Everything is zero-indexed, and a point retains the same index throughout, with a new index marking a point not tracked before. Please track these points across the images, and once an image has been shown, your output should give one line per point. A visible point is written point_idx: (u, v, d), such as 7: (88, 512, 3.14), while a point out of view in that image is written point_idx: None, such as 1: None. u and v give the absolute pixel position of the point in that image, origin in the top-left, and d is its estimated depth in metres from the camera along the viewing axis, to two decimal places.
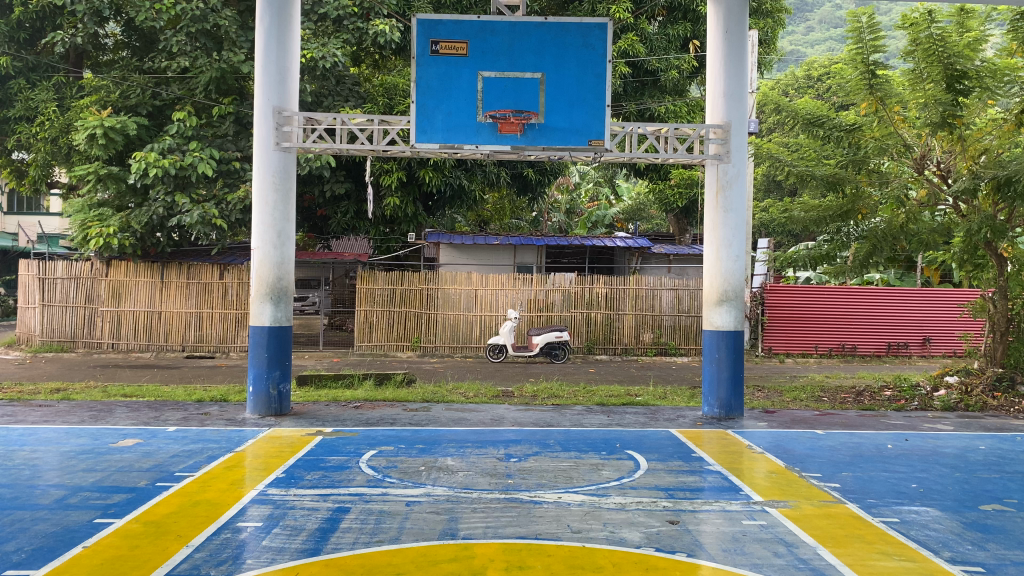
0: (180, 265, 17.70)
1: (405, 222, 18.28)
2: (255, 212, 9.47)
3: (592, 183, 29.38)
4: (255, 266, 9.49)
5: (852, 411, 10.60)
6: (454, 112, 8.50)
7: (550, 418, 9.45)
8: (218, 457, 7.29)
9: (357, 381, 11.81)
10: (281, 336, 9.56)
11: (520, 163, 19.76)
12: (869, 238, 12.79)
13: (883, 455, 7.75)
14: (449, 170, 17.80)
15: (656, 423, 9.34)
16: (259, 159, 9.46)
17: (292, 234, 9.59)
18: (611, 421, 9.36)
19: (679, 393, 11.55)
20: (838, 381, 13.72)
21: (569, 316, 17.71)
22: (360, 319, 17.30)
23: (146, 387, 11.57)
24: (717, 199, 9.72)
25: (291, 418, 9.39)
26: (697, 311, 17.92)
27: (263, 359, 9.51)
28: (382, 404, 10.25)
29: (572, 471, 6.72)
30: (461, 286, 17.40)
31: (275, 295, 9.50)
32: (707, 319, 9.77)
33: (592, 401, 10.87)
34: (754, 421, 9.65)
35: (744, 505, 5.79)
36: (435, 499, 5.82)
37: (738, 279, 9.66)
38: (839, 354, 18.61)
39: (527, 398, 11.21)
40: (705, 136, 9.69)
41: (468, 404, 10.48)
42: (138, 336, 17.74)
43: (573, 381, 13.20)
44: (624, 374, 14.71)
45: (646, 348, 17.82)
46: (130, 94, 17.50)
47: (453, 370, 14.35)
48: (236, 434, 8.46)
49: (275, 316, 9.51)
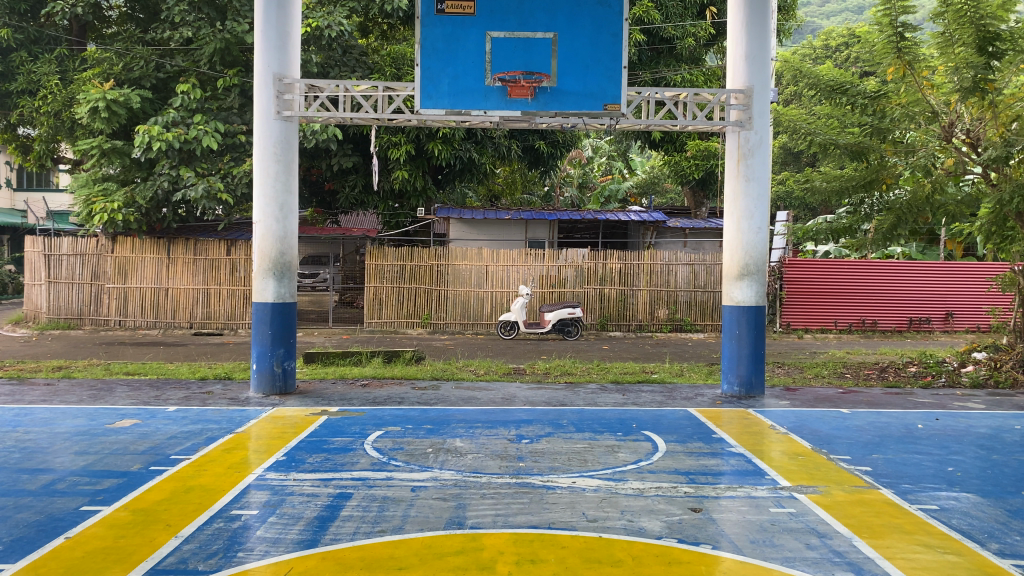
0: (186, 242, 17.40)
1: (414, 197, 17.90)
2: (256, 184, 9.12)
3: (605, 157, 28.94)
4: (258, 240, 9.14)
5: (877, 388, 10.20)
6: (461, 76, 8.08)
7: (564, 397, 9.12)
8: (217, 439, 6.99)
9: (365, 358, 11.50)
10: (284, 312, 9.24)
11: (533, 135, 19.25)
12: (895, 210, 12.55)
13: (913, 435, 7.37)
14: (458, 143, 17.35)
15: (673, 402, 8.98)
16: (259, 129, 9.10)
17: (294, 207, 9.24)
18: (626, 400, 9.02)
19: (696, 370, 11.19)
20: (861, 358, 13.30)
21: (583, 292, 17.34)
22: (370, 295, 17.02)
23: (150, 365, 11.30)
24: (738, 168, 9.28)
25: (295, 397, 9.09)
26: (713, 287, 17.50)
27: (266, 336, 9.21)
28: (390, 383, 9.93)
29: (587, 453, 6.38)
30: (472, 262, 17.05)
31: (278, 270, 9.16)
32: (728, 294, 9.38)
33: (607, 378, 10.53)
34: (776, 400, 9.28)
35: (771, 491, 5.45)
36: (442, 484, 5.49)
37: (762, 253, 9.24)
38: (858, 330, 18.16)
39: (539, 376, 10.88)
40: (726, 102, 9.25)
41: (478, 382, 10.15)
42: (145, 314, 17.51)
43: (586, 358, 12.86)
44: (638, 351, 14.34)
45: (661, 324, 17.44)
46: (133, 66, 17.17)
47: (464, 347, 14.01)
48: (238, 414, 8.17)
49: (277, 291, 9.18)
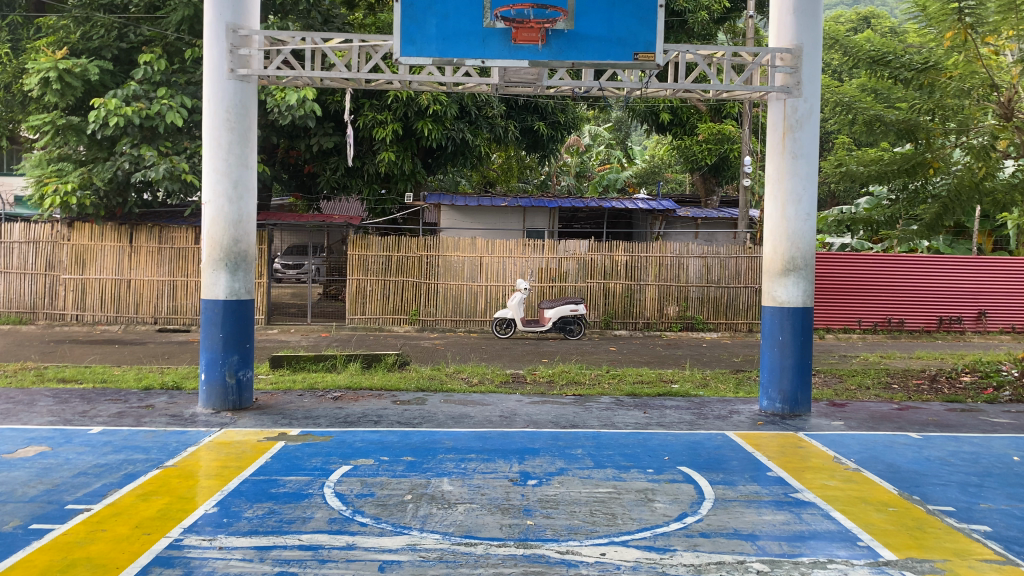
0: (151, 228, 15.83)
1: (402, 180, 16.43)
2: (205, 156, 7.59)
3: (603, 145, 27.40)
4: (207, 224, 7.62)
5: (936, 404, 8.70)
6: (452, 16, 6.60)
7: (573, 415, 7.60)
8: (138, 477, 5.46)
9: (341, 363, 9.95)
10: (239, 312, 7.70)
11: (531, 115, 17.77)
12: (941, 198, 11.20)
13: (1016, 474, 5.86)
14: (450, 122, 15.83)
15: (705, 423, 7.46)
16: (209, 91, 7.57)
17: (251, 185, 7.71)
18: (649, 419, 7.50)
19: (723, 381, 9.69)
20: (898, 364, 11.85)
21: (585, 287, 15.84)
22: (352, 289, 15.49)
23: (90, 370, 9.75)
24: (783, 143, 7.78)
25: (251, 414, 7.55)
26: (727, 282, 16.03)
27: (217, 341, 7.65)
28: (367, 395, 8.38)
29: (614, 504, 4.88)
30: (465, 254, 15.53)
31: (232, 260, 7.62)
32: (769, 292, 7.91)
33: (621, 390, 9.02)
34: (826, 418, 7.79)
35: (875, 570, 3.96)
36: (422, 559, 3.98)
37: (810, 243, 7.76)
38: (884, 330, 16.72)
39: (541, 385, 9.36)
40: (771, 63, 7.72)
41: (471, 394, 8.61)
42: (105, 307, 15.92)
43: (592, 363, 11.35)
44: (650, 354, 12.86)
45: (670, 323, 15.98)
46: (92, 35, 15.53)
47: (455, 349, 12.50)
48: (176, 438, 6.63)
49: (230, 287, 7.63)
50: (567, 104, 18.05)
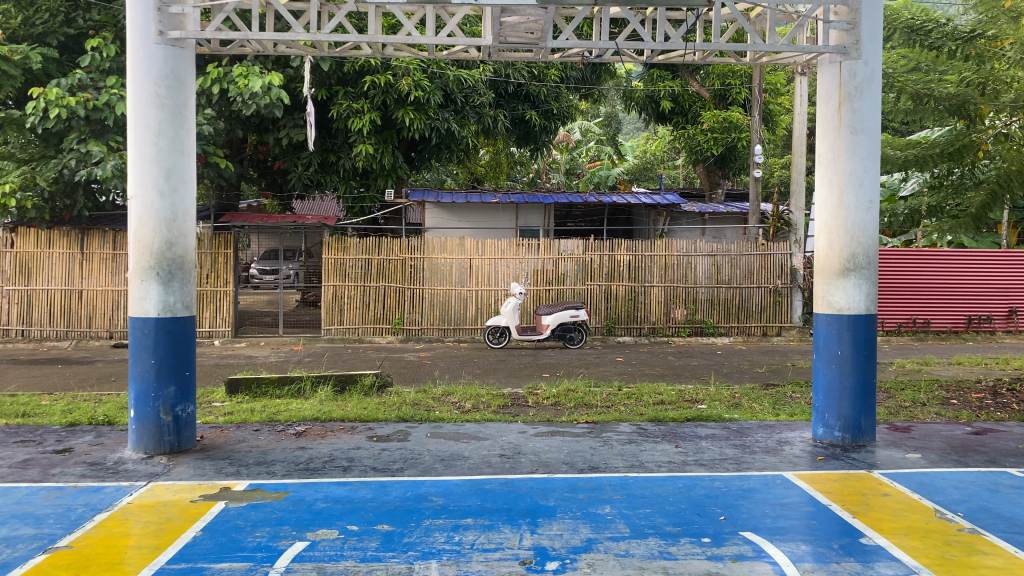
0: (104, 233, 14.28)
1: (382, 176, 15.07)
2: (130, 141, 6.14)
3: (594, 142, 26.02)
4: (133, 223, 6.17)
5: (1016, 426, 7.32)
6: None
7: (592, 452, 6.17)
8: (12, 569, 3.97)
9: (310, 387, 8.48)
10: (176, 332, 6.22)
11: (522, 104, 16.31)
12: (988, 184, 9.73)
13: None
14: (434, 111, 14.39)
15: (754, 459, 6.05)
16: (134, 58, 6.12)
17: (188, 175, 6.26)
18: (685, 457, 6.08)
19: (757, 400, 8.31)
20: (941, 372, 10.51)
21: (585, 290, 14.45)
22: (329, 297, 14.02)
23: (12, 401, 8.24)
24: (838, 116, 6.41)
25: (191, 459, 6.07)
26: (739, 282, 14.66)
27: (148, 369, 6.16)
28: (339, 430, 6.93)
29: None
30: (452, 256, 14.11)
31: (165, 269, 6.16)
32: (823, 296, 6.53)
33: (641, 414, 7.63)
34: (897, 449, 6.39)
35: None
36: None
37: (872, 236, 6.40)
38: (908, 331, 15.41)
39: (546, 410, 7.92)
40: (822, 18, 6.37)
41: (464, 425, 7.18)
42: (54, 321, 14.35)
43: (601, 379, 9.92)
44: (663, 365, 11.48)
45: (679, 328, 14.61)
46: (36, 20, 13.93)
47: (444, 364, 11.07)
48: (87, 497, 5.14)
49: (163, 300, 6.17)
50: (560, 92, 16.61)
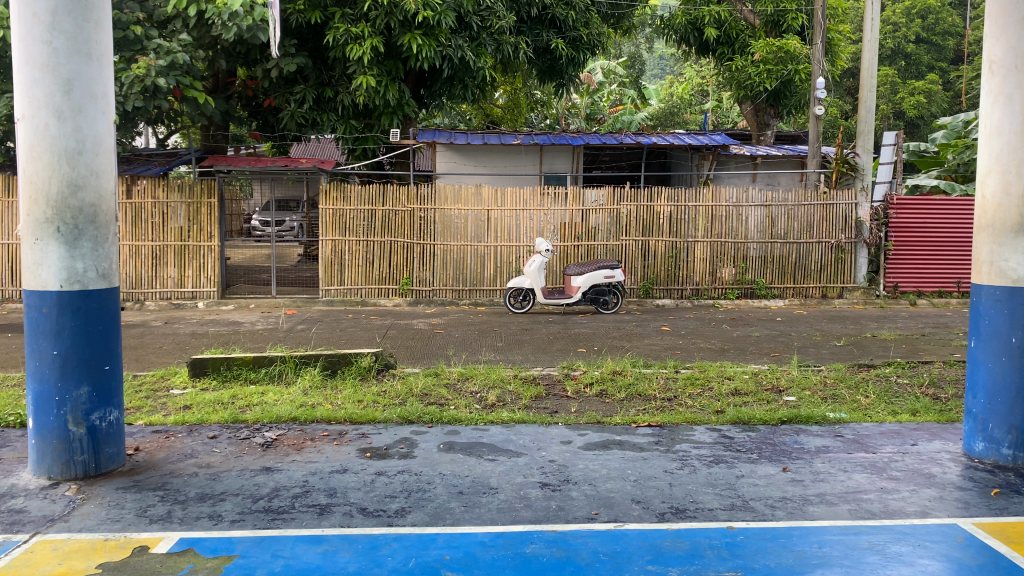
0: None
1: (386, 113, 13.08)
2: (14, 38, 4.30)
3: (616, 84, 23.83)
4: (23, 157, 4.37)
5: None
6: None
7: (670, 481, 4.38)
8: None
9: (292, 371, 6.73)
10: (88, 311, 4.46)
11: (546, 30, 14.25)
12: None
13: None
14: (445, 37, 12.40)
15: (904, 496, 4.25)
16: None
17: (100, 89, 4.42)
18: (804, 491, 4.29)
19: (860, 392, 6.50)
20: None
21: (618, 246, 12.58)
22: (327, 253, 12.24)
23: None
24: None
25: (108, 489, 4.34)
26: (797, 236, 12.74)
27: (49, 363, 4.41)
28: (324, 439, 5.18)
29: None
30: (467, 207, 12.28)
31: (69, 223, 4.38)
32: (990, 261, 4.68)
33: (720, 413, 5.85)
34: None
35: None
36: None
37: None
38: None
39: (592, 405, 6.15)
40: None
41: (489, 429, 5.43)
42: (17, 281, 12.66)
43: (650, 357, 8.13)
44: (717, 335, 9.70)
45: (726, 289, 12.81)
46: None
47: (460, 334, 9.31)
48: None
49: (67, 266, 4.39)
50: (591, 17, 14.49)
